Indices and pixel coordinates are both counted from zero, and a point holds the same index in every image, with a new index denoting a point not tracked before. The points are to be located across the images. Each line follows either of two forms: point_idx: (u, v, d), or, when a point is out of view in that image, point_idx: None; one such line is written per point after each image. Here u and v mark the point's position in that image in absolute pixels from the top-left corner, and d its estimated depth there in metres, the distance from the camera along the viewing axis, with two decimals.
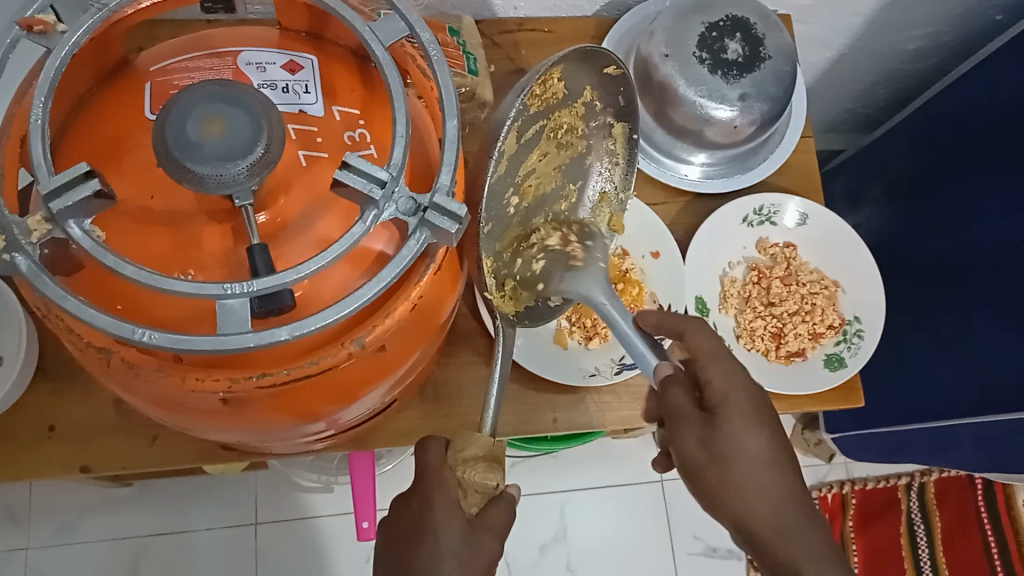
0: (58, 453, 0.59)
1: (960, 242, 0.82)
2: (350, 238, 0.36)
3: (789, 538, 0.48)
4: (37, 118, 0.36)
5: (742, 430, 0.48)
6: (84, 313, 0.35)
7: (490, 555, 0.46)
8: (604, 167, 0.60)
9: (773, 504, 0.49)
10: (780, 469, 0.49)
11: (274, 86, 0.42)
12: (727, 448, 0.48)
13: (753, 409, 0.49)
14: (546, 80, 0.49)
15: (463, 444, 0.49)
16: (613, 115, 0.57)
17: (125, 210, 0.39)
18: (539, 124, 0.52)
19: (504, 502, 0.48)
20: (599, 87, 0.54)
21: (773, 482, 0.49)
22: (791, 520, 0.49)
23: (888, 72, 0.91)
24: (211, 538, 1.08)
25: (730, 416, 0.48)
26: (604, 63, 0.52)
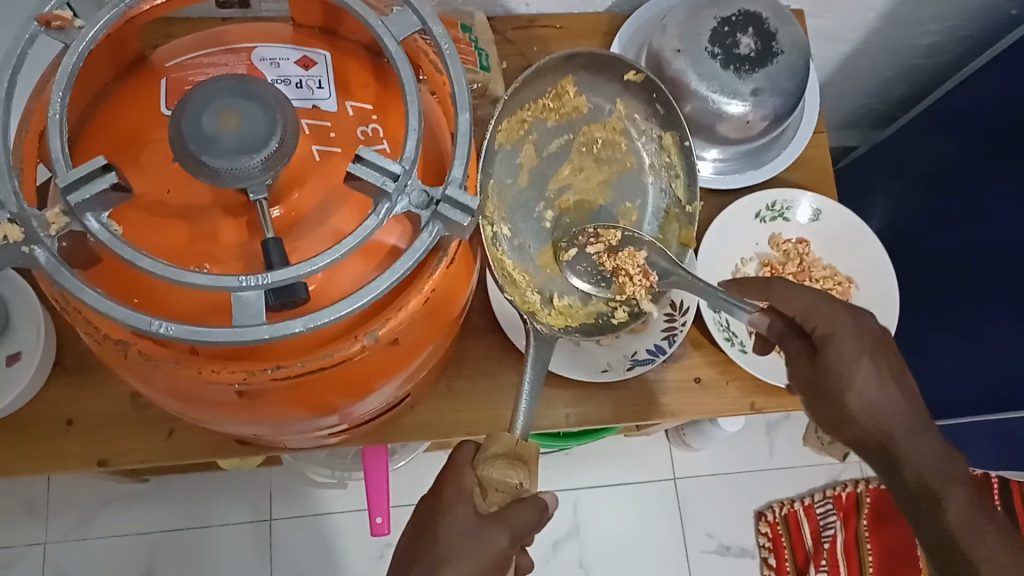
0: (76, 445, 0.60)
1: (977, 237, 0.82)
2: (364, 231, 0.37)
3: (912, 441, 0.53)
4: (54, 112, 0.36)
5: (849, 363, 0.52)
6: (102, 305, 0.36)
7: (496, 550, 0.45)
8: (664, 181, 0.66)
9: (881, 421, 0.53)
10: (888, 394, 0.53)
11: (288, 82, 0.42)
12: (836, 380, 0.52)
13: (858, 344, 0.53)
14: (558, 93, 0.63)
15: (489, 445, 0.49)
16: (661, 126, 0.64)
17: (142, 204, 0.39)
18: (564, 137, 0.65)
19: (529, 505, 0.46)
20: (631, 98, 0.64)
21: (878, 409, 0.53)
22: (910, 427, 0.53)
23: (903, 67, 0.91)
24: (225, 532, 1.09)
25: (833, 349, 0.52)
26: (621, 69, 0.63)
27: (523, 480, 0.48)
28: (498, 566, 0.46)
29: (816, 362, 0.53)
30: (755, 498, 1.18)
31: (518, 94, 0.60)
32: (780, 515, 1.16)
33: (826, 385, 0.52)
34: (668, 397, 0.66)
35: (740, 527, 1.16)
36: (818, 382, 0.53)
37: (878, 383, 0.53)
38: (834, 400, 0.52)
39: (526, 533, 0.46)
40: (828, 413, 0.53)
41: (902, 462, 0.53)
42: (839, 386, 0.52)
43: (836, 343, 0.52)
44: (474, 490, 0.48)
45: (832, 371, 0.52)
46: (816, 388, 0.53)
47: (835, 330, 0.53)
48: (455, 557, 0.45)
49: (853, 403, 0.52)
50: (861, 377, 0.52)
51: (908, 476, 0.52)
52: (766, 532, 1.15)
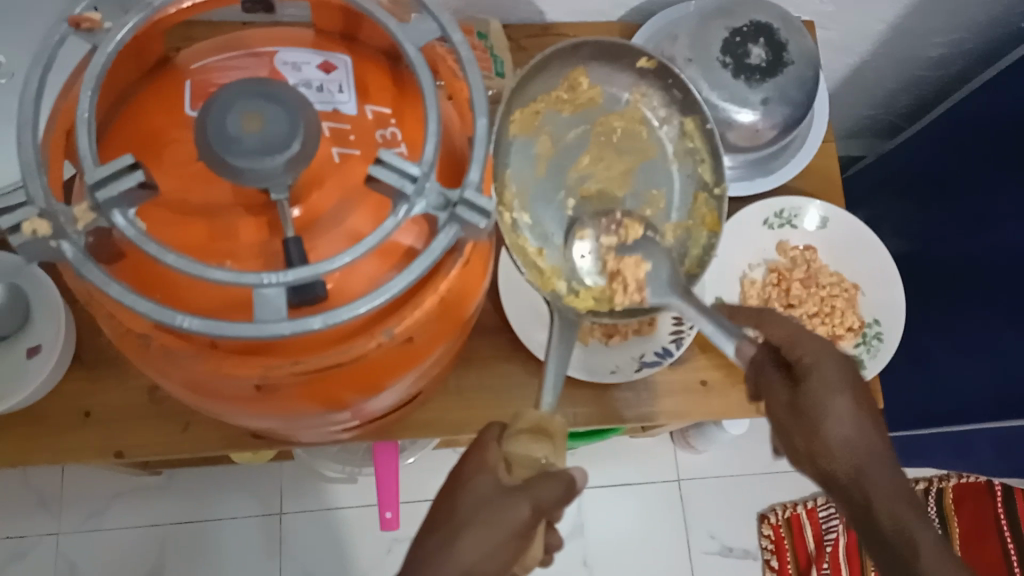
0: (93, 436, 0.61)
1: (981, 249, 0.82)
2: (383, 231, 0.38)
3: (885, 487, 0.49)
4: (83, 111, 0.38)
5: (827, 391, 0.50)
6: (126, 298, 0.37)
7: (517, 518, 0.46)
8: (691, 167, 0.64)
9: (858, 462, 0.50)
10: (862, 433, 0.50)
11: (309, 86, 0.43)
12: (811, 409, 0.50)
13: (840, 378, 0.51)
14: (572, 85, 0.63)
15: (515, 423, 0.51)
16: (681, 110, 0.63)
17: (166, 201, 0.40)
18: (581, 128, 0.64)
19: (555, 478, 0.47)
20: (647, 87, 0.64)
21: (853, 449, 0.50)
22: (880, 477, 0.50)
23: (911, 78, 0.92)
24: (235, 526, 1.11)
25: (813, 376, 0.51)
26: (634, 56, 0.62)
27: (548, 456, 0.50)
28: (520, 537, 0.46)
29: (796, 386, 0.51)
30: (757, 501, 1.18)
31: (527, 83, 0.60)
32: (783, 519, 1.17)
33: (802, 410, 0.51)
34: (673, 400, 0.67)
35: (742, 530, 1.17)
36: (797, 406, 0.51)
37: (858, 422, 0.50)
38: (810, 428, 0.50)
39: (548, 507, 0.47)
40: (806, 446, 0.51)
41: (879, 518, 0.49)
42: (817, 411, 0.50)
43: (815, 370, 0.51)
44: (498, 464, 0.49)
45: (810, 395, 0.50)
46: (794, 414, 0.51)
47: (819, 357, 0.51)
48: (472, 525, 0.46)
49: (831, 436, 0.50)
50: (839, 408, 0.50)
51: (880, 521, 0.49)
52: (768, 535, 1.16)
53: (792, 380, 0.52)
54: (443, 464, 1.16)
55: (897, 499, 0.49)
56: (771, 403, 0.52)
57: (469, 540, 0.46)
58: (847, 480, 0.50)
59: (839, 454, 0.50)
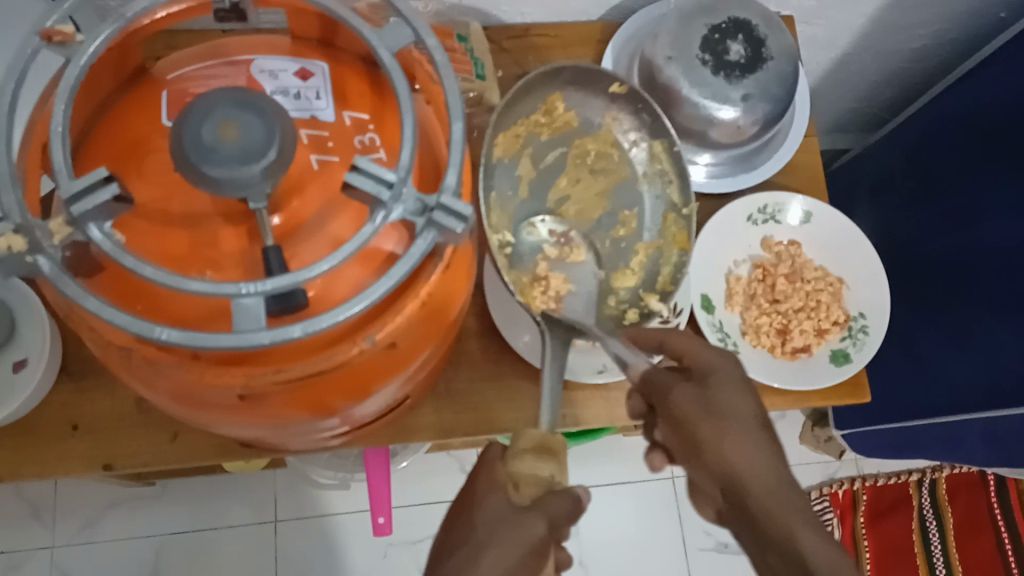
0: (81, 448, 0.61)
1: (965, 239, 0.83)
2: (360, 238, 0.38)
3: (787, 493, 0.51)
4: (57, 124, 0.37)
5: (732, 391, 0.54)
6: (104, 312, 0.36)
7: (534, 535, 0.47)
8: (660, 187, 0.67)
9: (765, 477, 0.51)
10: (765, 447, 0.52)
11: (286, 93, 0.43)
12: (720, 404, 0.53)
13: (740, 384, 0.55)
14: (549, 109, 0.66)
15: (517, 441, 0.51)
16: (650, 133, 0.66)
17: (145, 212, 0.40)
18: (560, 150, 0.67)
19: (563, 494, 0.48)
20: (618, 110, 0.66)
21: (759, 458, 0.52)
22: (785, 487, 0.51)
23: (894, 71, 0.92)
24: (230, 534, 1.11)
25: (718, 377, 0.55)
26: (605, 80, 0.65)
27: (553, 473, 0.49)
28: (538, 553, 0.47)
29: (705, 386, 0.54)
30: None
31: (512, 106, 0.63)
32: None
33: (714, 406, 0.53)
34: None
35: None
36: (708, 404, 0.53)
37: (759, 423, 0.53)
38: (720, 425, 0.53)
39: (561, 522, 0.48)
40: (712, 447, 0.52)
41: (793, 530, 0.49)
42: (727, 410, 0.53)
43: (719, 373, 0.55)
44: (507, 483, 0.50)
45: (719, 396, 0.54)
46: (704, 409, 0.53)
47: (720, 364, 0.56)
48: (492, 544, 0.47)
49: (740, 431, 0.52)
50: (743, 407, 0.54)
51: (788, 526, 0.49)
52: None
53: (700, 382, 0.55)
54: (438, 467, 1.16)
55: (806, 515, 0.50)
56: (675, 402, 0.54)
57: (490, 560, 0.46)
58: (760, 494, 0.51)
59: (747, 462, 0.52)
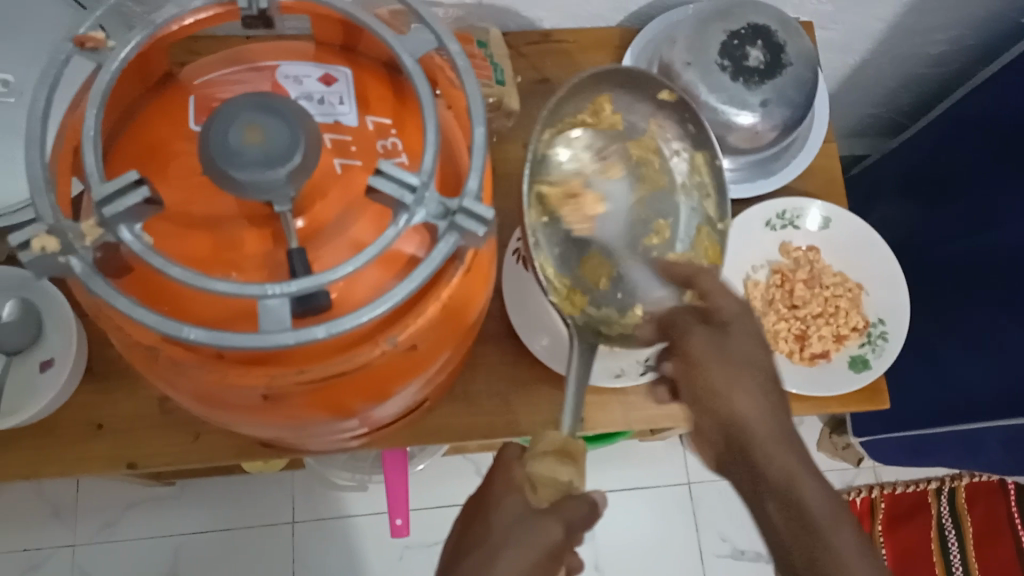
0: (105, 447, 0.62)
1: (986, 245, 0.83)
2: (383, 241, 0.38)
3: (788, 442, 0.53)
4: (89, 129, 0.38)
5: (749, 344, 0.57)
6: (133, 311, 0.37)
7: (552, 540, 0.47)
8: (696, 201, 0.65)
9: (770, 426, 0.54)
10: (770, 396, 0.55)
11: (310, 98, 0.44)
12: (734, 352, 0.56)
13: (756, 337, 0.58)
14: (596, 109, 0.63)
15: (538, 444, 0.52)
16: (693, 143, 0.65)
17: (171, 215, 0.41)
18: (598, 153, 0.64)
19: (580, 501, 0.49)
20: (663, 118, 0.65)
21: (764, 406, 0.55)
22: (787, 435, 0.54)
23: (912, 76, 0.92)
24: (248, 535, 1.12)
25: (736, 329, 0.57)
26: (654, 88, 0.63)
27: (573, 478, 0.50)
28: (554, 558, 0.48)
29: (722, 335, 0.57)
30: None
31: (558, 106, 0.61)
32: None
33: (725, 354, 0.56)
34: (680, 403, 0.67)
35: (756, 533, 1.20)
36: (720, 349, 0.56)
37: (770, 376, 0.56)
38: (734, 371, 0.56)
39: (578, 527, 0.48)
40: (723, 390, 0.55)
41: (795, 479, 0.52)
42: (737, 358, 0.56)
43: (737, 325, 0.58)
44: (524, 485, 0.50)
45: (736, 344, 0.57)
46: (716, 356, 0.56)
47: (740, 316, 0.58)
48: (507, 547, 0.47)
49: (752, 380, 0.55)
50: (757, 357, 0.57)
51: (789, 472, 0.52)
52: None
53: (715, 328, 0.58)
54: (455, 470, 1.17)
55: (807, 465, 0.53)
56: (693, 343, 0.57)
57: (506, 562, 0.46)
58: (764, 439, 0.53)
59: (752, 409, 0.54)
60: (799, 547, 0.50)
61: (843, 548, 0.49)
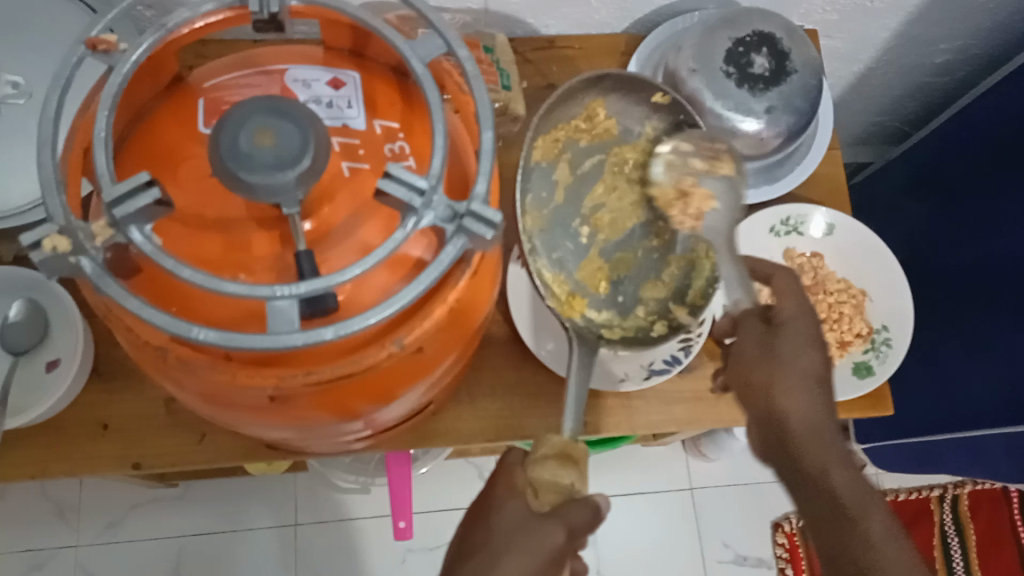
0: (110, 448, 0.62)
1: (990, 254, 0.83)
2: (392, 243, 0.38)
3: (825, 437, 0.57)
4: (101, 131, 0.39)
5: (799, 343, 0.59)
6: (143, 311, 0.37)
7: (553, 543, 0.47)
8: None
9: (811, 422, 0.57)
10: (816, 392, 0.58)
11: (319, 102, 0.44)
12: (784, 352, 0.58)
13: (808, 334, 0.59)
14: (590, 115, 0.67)
15: (540, 448, 0.54)
16: None
17: (182, 217, 0.41)
18: (598, 157, 0.68)
19: (581, 503, 0.49)
20: (659, 121, 0.68)
21: (810, 402, 0.57)
22: (825, 431, 0.57)
23: (917, 85, 0.92)
24: (250, 537, 1.12)
25: (788, 329, 0.59)
26: (648, 91, 0.66)
27: (574, 481, 0.51)
28: (556, 563, 0.47)
29: (774, 335, 0.59)
30: (769, 510, 1.21)
31: (551, 112, 0.64)
32: (797, 526, 1.20)
33: (778, 355, 0.58)
34: (683, 408, 0.67)
35: (758, 539, 1.20)
36: (770, 349, 0.58)
37: (817, 373, 0.59)
38: (780, 371, 0.57)
39: (580, 531, 0.48)
40: (767, 388, 0.58)
41: (830, 471, 0.56)
42: (788, 359, 0.58)
43: (789, 325, 0.59)
44: (526, 490, 0.51)
45: (785, 344, 0.58)
46: (767, 357, 0.58)
47: (795, 316, 0.60)
48: (510, 550, 0.47)
49: (797, 379, 0.57)
50: (806, 356, 0.59)
51: (827, 467, 0.56)
52: (782, 543, 1.19)
53: (768, 331, 0.59)
54: (457, 473, 1.17)
55: (842, 459, 0.57)
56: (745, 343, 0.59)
57: (508, 564, 0.46)
58: (802, 435, 0.57)
59: (799, 406, 0.57)
60: (831, 533, 0.55)
61: (873, 536, 0.54)
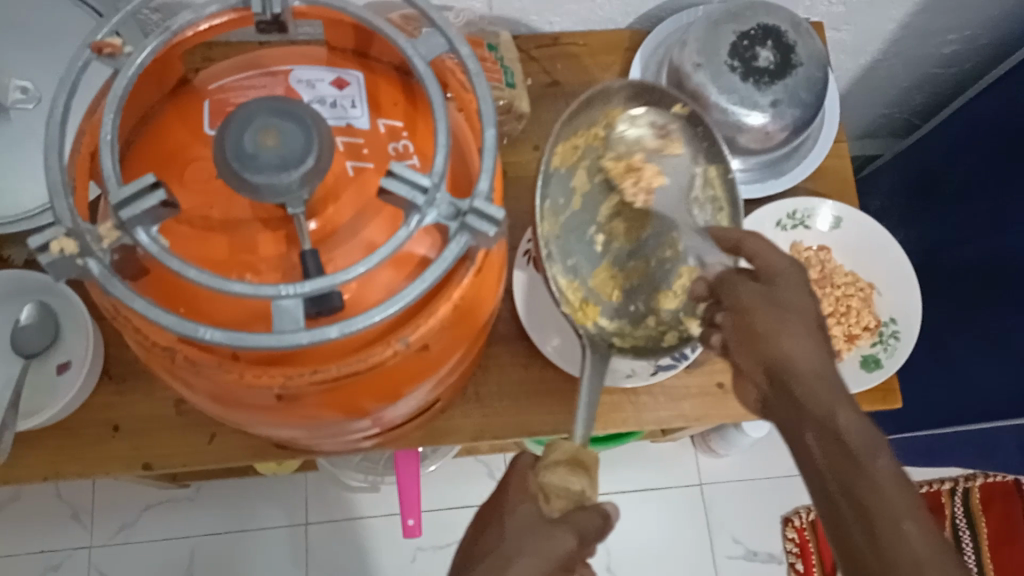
0: (121, 449, 0.62)
1: (1002, 246, 0.82)
2: (395, 241, 0.39)
3: (830, 382, 0.51)
4: (106, 134, 0.39)
5: (796, 292, 0.54)
6: (150, 313, 0.38)
7: (563, 549, 0.47)
8: (709, 212, 0.66)
9: (812, 367, 0.51)
10: (821, 342, 0.53)
11: (323, 102, 0.44)
12: (778, 299, 0.54)
13: (805, 286, 0.55)
14: (608, 122, 0.66)
15: (551, 453, 0.52)
16: (706, 157, 0.67)
17: (189, 218, 0.41)
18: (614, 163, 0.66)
19: (592, 510, 0.49)
20: (677, 130, 0.67)
21: (814, 350, 0.52)
22: (827, 376, 0.51)
23: (925, 76, 0.92)
24: (263, 536, 1.13)
25: (784, 278, 0.55)
26: (669, 101, 0.65)
27: (585, 486, 0.50)
28: (567, 567, 0.47)
29: (767, 284, 0.55)
30: (780, 504, 1.21)
31: (572, 118, 0.64)
32: (807, 521, 1.20)
33: (777, 300, 0.54)
34: (691, 403, 0.67)
35: (768, 534, 1.20)
36: (765, 296, 0.54)
37: (817, 323, 0.54)
38: (777, 315, 0.53)
39: (591, 539, 0.48)
40: (767, 334, 0.53)
41: (837, 414, 0.49)
42: (789, 303, 0.54)
43: (785, 274, 0.55)
44: (538, 495, 0.50)
45: (780, 291, 0.54)
46: (764, 300, 0.54)
47: (789, 265, 0.56)
48: (522, 554, 0.47)
49: (795, 323, 0.53)
50: (805, 305, 0.54)
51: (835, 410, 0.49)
52: (792, 538, 1.19)
53: (766, 278, 0.55)
54: (467, 471, 1.17)
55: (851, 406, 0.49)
56: (737, 294, 0.56)
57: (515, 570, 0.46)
58: (803, 378, 0.51)
59: (802, 350, 0.52)
60: (837, 478, 0.47)
61: (882, 478, 0.45)
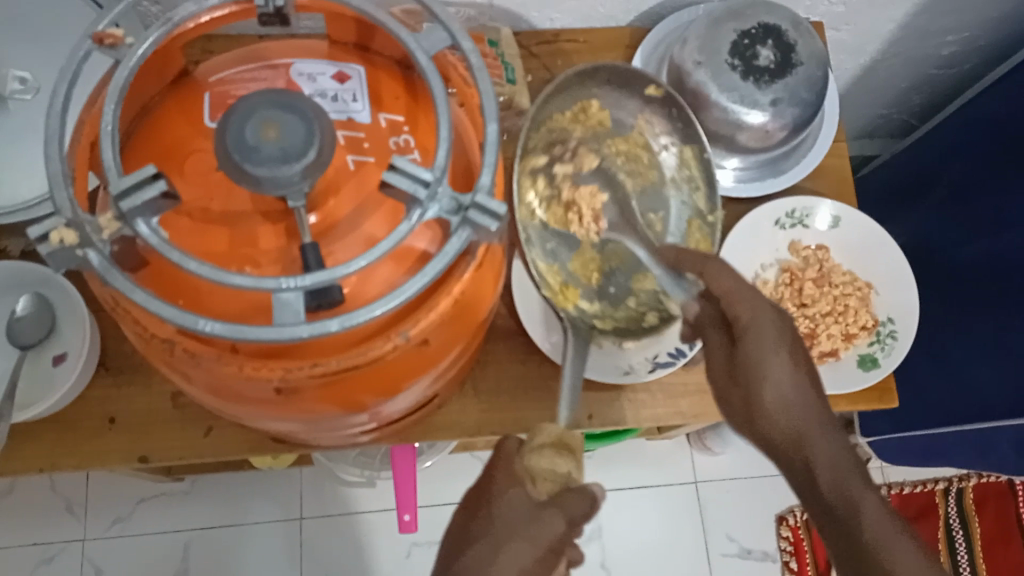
0: (118, 441, 0.62)
1: (999, 247, 0.82)
2: (397, 235, 0.38)
3: (809, 438, 0.55)
4: (107, 124, 0.39)
5: (762, 356, 0.55)
6: (151, 304, 0.37)
7: (553, 533, 0.48)
8: (684, 191, 0.71)
9: (791, 428, 0.55)
10: (800, 391, 0.56)
11: (324, 95, 0.44)
12: (748, 371, 0.56)
13: (775, 338, 0.56)
14: (584, 109, 0.69)
15: (535, 436, 0.52)
16: (682, 138, 0.69)
17: (188, 211, 0.41)
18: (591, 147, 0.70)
19: (578, 494, 0.49)
20: (650, 114, 0.70)
21: (794, 408, 0.55)
22: (806, 430, 0.55)
23: (924, 77, 0.92)
24: (258, 530, 1.13)
25: (750, 342, 0.56)
26: (642, 83, 0.68)
27: (571, 469, 0.51)
28: (555, 551, 0.48)
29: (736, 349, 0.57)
30: (775, 503, 1.22)
31: (548, 103, 0.66)
32: (802, 520, 1.20)
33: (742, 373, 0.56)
34: (688, 401, 0.67)
35: (762, 533, 1.20)
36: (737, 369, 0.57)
37: (790, 374, 0.56)
38: (750, 392, 0.56)
39: (579, 520, 0.49)
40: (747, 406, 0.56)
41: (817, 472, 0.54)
42: (756, 375, 0.56)
43: (750, 334, 0.56)
44: (524, 477, 0.50)
45: (747, 359, 0.56)
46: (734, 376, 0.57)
47: (753, 319, 0.56)
48: (513, 539, 0.48)
49: (769, 397, 0.55)
50: (774, 367, 0.55)
51: (818, 472, 0.54)
52: (786, 537, 1.19)
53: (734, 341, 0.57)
54: (462, 467, 1.17)
55: (834, 458, 0.54)
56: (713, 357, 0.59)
57: (508, 556, 0.47)
58: (784, 444, 0.55)
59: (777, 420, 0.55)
60: (829, 529, 0.54)
61: (865, 530, 0.52)
